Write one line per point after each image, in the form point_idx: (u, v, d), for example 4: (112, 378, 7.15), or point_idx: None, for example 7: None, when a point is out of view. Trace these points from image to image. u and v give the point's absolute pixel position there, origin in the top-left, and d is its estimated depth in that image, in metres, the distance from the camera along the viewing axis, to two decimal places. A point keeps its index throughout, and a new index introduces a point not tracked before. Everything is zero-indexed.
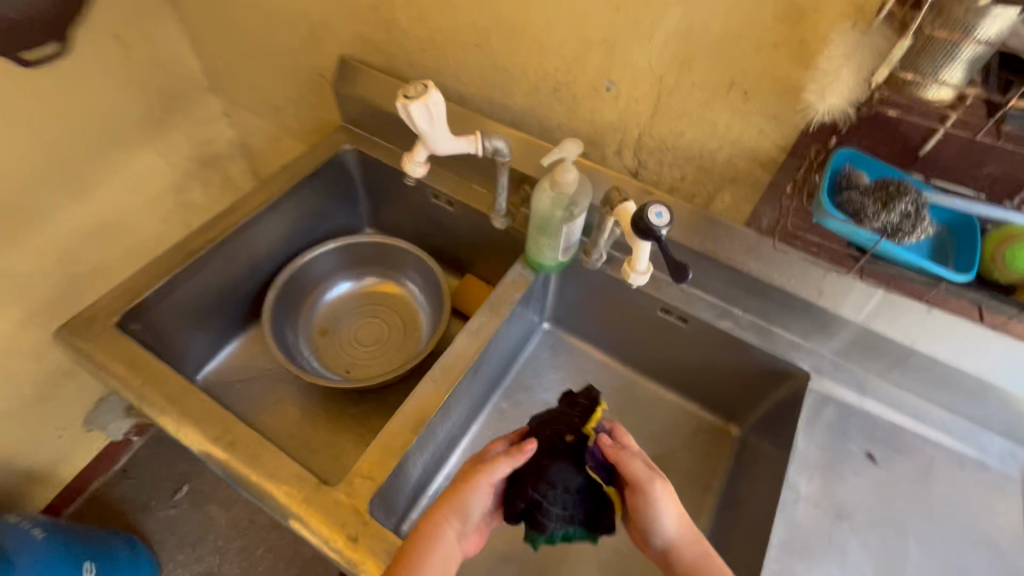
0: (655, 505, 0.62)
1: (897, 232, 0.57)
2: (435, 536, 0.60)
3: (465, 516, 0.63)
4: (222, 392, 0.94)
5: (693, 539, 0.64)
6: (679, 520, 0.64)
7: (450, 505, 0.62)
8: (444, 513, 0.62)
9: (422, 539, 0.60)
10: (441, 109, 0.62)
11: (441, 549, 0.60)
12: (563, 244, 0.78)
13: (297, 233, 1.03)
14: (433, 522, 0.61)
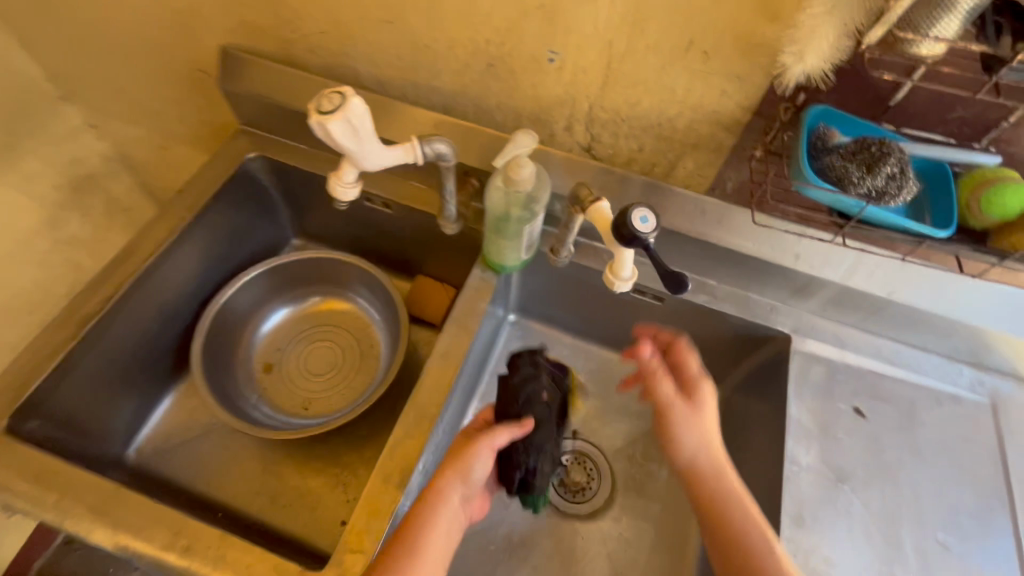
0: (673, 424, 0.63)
1: (884, 194, 0.53)
2: (440, 504, 0.57)
3: (469, 479, 0.58)
4: (162, 461, 0.82)
5: (717, 474, 0.60)
6: (703, 451, 0.61)
7: (455, 471, 0.58)
8: (448, 481, 0.58)
9: (425, 508, 0.56)
10: (366, 121, 0.51)
11: (444, 519, 0.57)
12: (524, 244, 0.71)
13: (212, 264, 0.88)
14: (436, 490, 0.57)
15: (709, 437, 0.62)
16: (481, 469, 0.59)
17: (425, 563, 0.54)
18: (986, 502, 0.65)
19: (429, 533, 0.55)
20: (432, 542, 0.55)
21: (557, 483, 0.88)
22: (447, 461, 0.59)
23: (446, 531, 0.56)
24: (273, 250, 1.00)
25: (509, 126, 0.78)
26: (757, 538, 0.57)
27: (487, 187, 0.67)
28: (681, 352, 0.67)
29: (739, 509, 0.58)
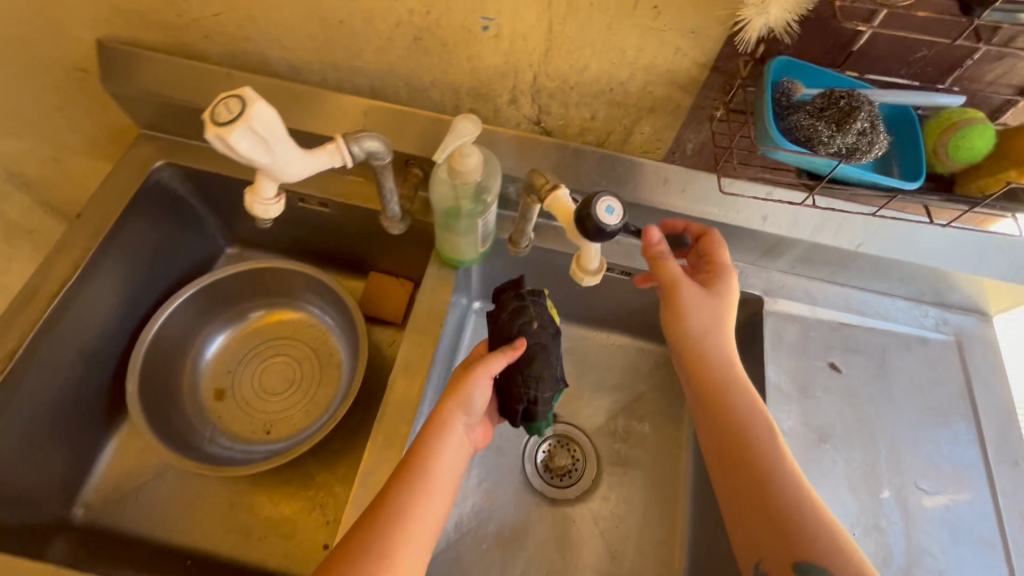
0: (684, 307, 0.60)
1: (855, 151, 0.51)
2: (444, 431, 0.57)
3: (470, 408, 0.59)
4: (116, 513, 0.75)
5: (725, 361, 0.59)
6: (711, 338, 0.60)
7: (456, 400, 0.58)
8: (450, 409, 0.58)
9: (429, 435, 0.57)
10: (274, 128, 0.42)
11: (450, 446, 0.57)
12: (480, 236, 0.65)
13: (135, 291, 0.79)
14: (438, 419, 0.58)
15: (721, 324, 0.60)
16: (481, 397, 0.59)
17: (431, 490, 0.54)
18: (960, 440, 0.67)
19: (435, 460, 0.55)
20: (438, 468, 0.55)
21: (543, 469, 0.86)
22: (449, 391, 0.59)
23: (451, 459, 0.57)
24: (204, 264, 0.90)
25: (448, 104, 0.70)
26: (759, 421, 0.56)
27: (432, 180, 0.61)
28: (709, 240, 0.64)
29: (741, 395, 0.57)
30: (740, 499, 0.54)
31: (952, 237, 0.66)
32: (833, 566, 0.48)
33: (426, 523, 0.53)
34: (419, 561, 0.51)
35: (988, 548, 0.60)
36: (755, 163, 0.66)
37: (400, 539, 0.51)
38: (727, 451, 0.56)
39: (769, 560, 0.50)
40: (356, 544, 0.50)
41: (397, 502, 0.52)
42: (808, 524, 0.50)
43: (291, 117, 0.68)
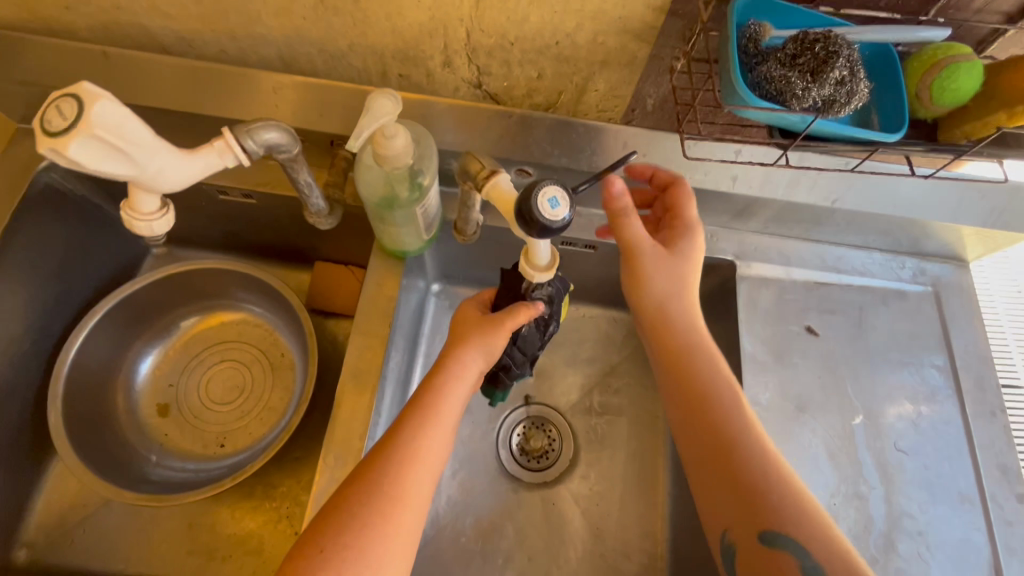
0: (646, 273, 0.56)
1: (833, 104, 0.46)
2: (462, 373, 0.54)
3: (489, 350, 0.56)
4: (63, 549, 0.70)
5: (689, 328, 0.56)
6: (676, 305, 0.56)
7: (475, 343, 0.55)
8: (469, 352, 0.55)
9: (446, 376, 0.54)
10: (130, 128, 0.36)
11: (465, 389, 0.54)
12: (423, 225, 0.58)
13: (45, 311, 0.70)
14: (456, 359, 0.55)
15: (685, 292, 0.56)
16: (502, 340, 0.56)
17: (440, 432, 0.51)
18: (938, 395, 0.65)
19: (448, 404, 0.53)
20: (451, 411, 0.53)
21: (519, 453, 0.82)
22: (468, 335, 0.56)
23: (462, 402, 0.54)
24: (127, 269, 0.81)
25: (372, 71, 0.61)
26: (723, 389, 0.53)
27: (357, 167, 0.54)
28: (675, 191, 0.58)
29: (707, 359, 0.55)
30: (708, 472, 0.51)
31: (922, 185, 0.63)
32: (799, 532, 0.45)
33: (435, 465, 0.50)
34: (428, 501, 0.49)
35: (967, 504, 0.60)
36: (720, 119, 0.60)
37: (410, 481, 0.48)
38: (690, 421, 0.53)
39: (736, 530, 0.47)
40: (366, 485, 0.47)
41: (410, 443, 0.49)
42: (777, 493, 0.47)
43: (191, 103, 0.59)
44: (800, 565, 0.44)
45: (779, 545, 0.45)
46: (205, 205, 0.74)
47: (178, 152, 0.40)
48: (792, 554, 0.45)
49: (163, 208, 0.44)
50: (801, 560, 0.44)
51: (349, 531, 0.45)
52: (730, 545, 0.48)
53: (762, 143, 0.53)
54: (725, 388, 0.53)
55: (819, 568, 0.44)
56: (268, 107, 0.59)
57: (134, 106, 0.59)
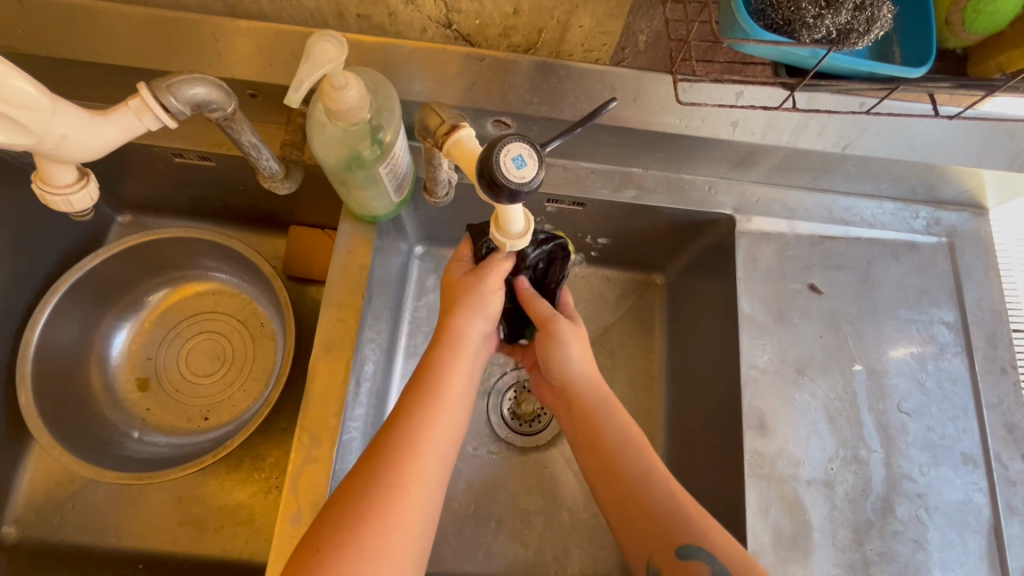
0: (556, 342, 0.57)
1: (849, 33, 0.39)
2: (460, 341, 0.52)
3: (486, 312, 0.54)
4: (53, 525, 0.69)
5: (597, 387, 0.56)
6: (581, 372, 0.57)
7: (471, 308, 0.54)
8: (463, 320, 0.53)
9: (444, 347, 0.52)
10: (26, 93, 0.33)
11: (466, 358, 0.52)
12: (392, 187, 0.53)
13: (2, 287, 0.66)
14: (450, 329, 0.53)
15: (587, 351, 0.58)
16: (495, 300, 0.55)
17: (444, 409, 0.48)
18: (947, 353, 0.61)
19: (447, 375, 0.50)
20: (453, 385, 0.50)
21: (510, 417, 0.76)
22: (458, 300, 0.54)
23: (465, 374, 0.51)
24: (92, 239, 0.76)
25: (325, 12, 0.53)
26: (627, 434, 0.54)
27: (311, 126, 0.48)
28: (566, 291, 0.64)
29: (613, 414, 0.55)
30: (623, 519, 0.51)
31: (942, 127, 0.58)
32: (709, 544, 0.46)
33: (440, 444, 0.47)
34: (436, 486, 0.46)
35: (969, 465, 0.57)
36: (720, 57, 0.53)
37: (413, 465, 0.45)
38: (600, 474, 0.53)
39: (658, 557, 0.48)
40: (368, 473, 0.43)
41: (411, 423, 0.46)
42: (684, 514, 0.49)
43: (125, 56, 0.53)
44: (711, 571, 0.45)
45: (693, 557, 0.46)
46: (162, 169, 0.68)
47: (90, 117, 0.37)
48: (704, 565, 0.46)
49: (80, 179, 0.42)
50: (712, 566, 0.45)
51: (353, 521, 0.41)
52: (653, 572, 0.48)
53: (766, 83, 0.46)
54: (627, 428, 0.54)
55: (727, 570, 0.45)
56: (210, 58, 0.53)
57: (63, 61, 0.53)
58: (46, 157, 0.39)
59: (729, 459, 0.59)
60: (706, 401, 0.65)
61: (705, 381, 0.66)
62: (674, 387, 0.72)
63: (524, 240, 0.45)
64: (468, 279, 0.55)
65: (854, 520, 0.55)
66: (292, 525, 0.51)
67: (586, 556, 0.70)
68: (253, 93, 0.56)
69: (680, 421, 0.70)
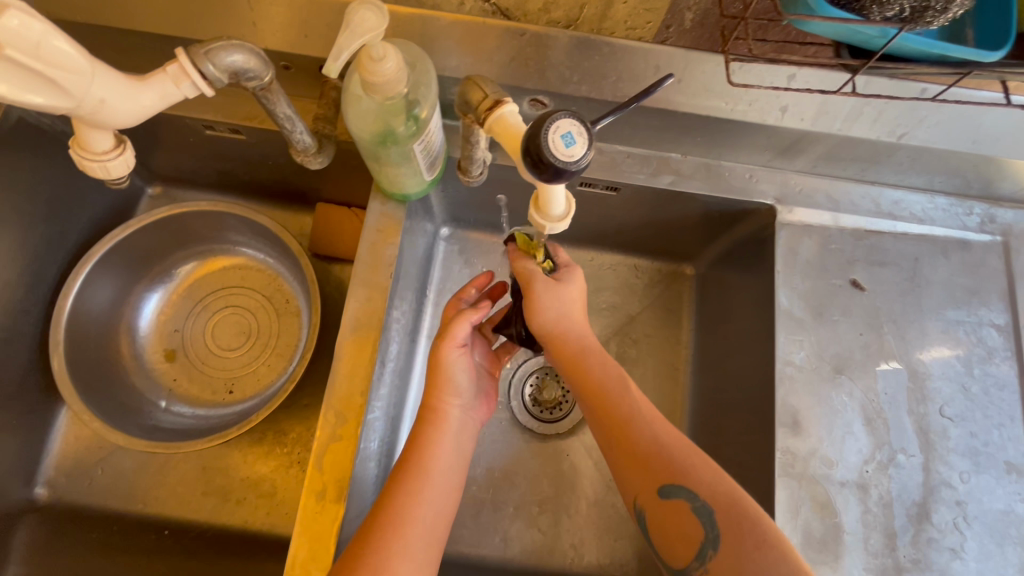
0: (534, 304, 0.55)
1: (925, 11, 0.35)
2: (441, 420, 0.54)
3: (459, 388, 0.56)
4: (81, 490, 0.70)
5: (581, 333, 0.55)
6: (566, 321, 0.55)
7: (442, 388, 0.55)
8: (441, 399, 0.55)
9: (426, 427, 0.54)
10: (63, 55, 0.32)
11: (446, 438, 0.54)
12: (425, 165, 0.52)
13: (37, 254, 0.67)
14: (431, 410, 0.55)
15: (572, 304, 0.55)
16: (462, 374, 0.57)
17: (430, 483, 0.50)
18: (995, 357, 0.58)
19: (428, 452, 0.52)
20: (435, 460, 0.52)
21: (531, 404, 0.75)
22: (429, 381, 0.56)
23: (447, 450, 0.53)
24: (122, 209, 0.77)
25: None
26: (613, 377, 0.53)
27: (346, 98, 0.47)
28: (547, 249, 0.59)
29: (596, 357, 0.54)
30: (611, 459, 0.51)
31: (1007, 117, 0.54)
32: (692, 482, 0.46)
33: (426, 521, 0.48)
34: (424, 564, 0.47)
35: (1013, 475, 0.55)
36: (772, 37, 0.50)
37: (398, 542, 0.46)
38: (591, 417, 0.53)
39: (642, 497, 0.49)
40: (355, 559, 0.44)
41: (398, 502, 0.48)
42: (669, 455, 0.48)
43: (160, 24, 0.52)
44: (693, 508, 0.46)
45: (676, 495, 0.47)
46: (192, 141, 0.68)
47: (127, 81, 0.37)
48: (687, 502, 0.46)
49: (117, 145, 0.41)
50: (693, 503, 0.46)
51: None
52: (641, 512, 0.49)
53: (825, 64, 0.44)
54: (613, 371, 0.54)
55: (708, 507, 0.45)
56: (245, 26, 0.52)
57: (100, 28, 0.53)
58: (84, 123, 0.38)
59: (759, 457, 0.57)
60: (735, 396, 0.64)
61: (735, 377, 0.64)
62: (701, 380, 0.71)
63: (564, 221, 0.44)
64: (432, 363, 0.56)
65: (887, 525, 0.53)
66: (317, 501, 0.51)
67: (604, 547, 0.69)
68: (286, 65, 0.55)
69: (707, 415, 0.68)
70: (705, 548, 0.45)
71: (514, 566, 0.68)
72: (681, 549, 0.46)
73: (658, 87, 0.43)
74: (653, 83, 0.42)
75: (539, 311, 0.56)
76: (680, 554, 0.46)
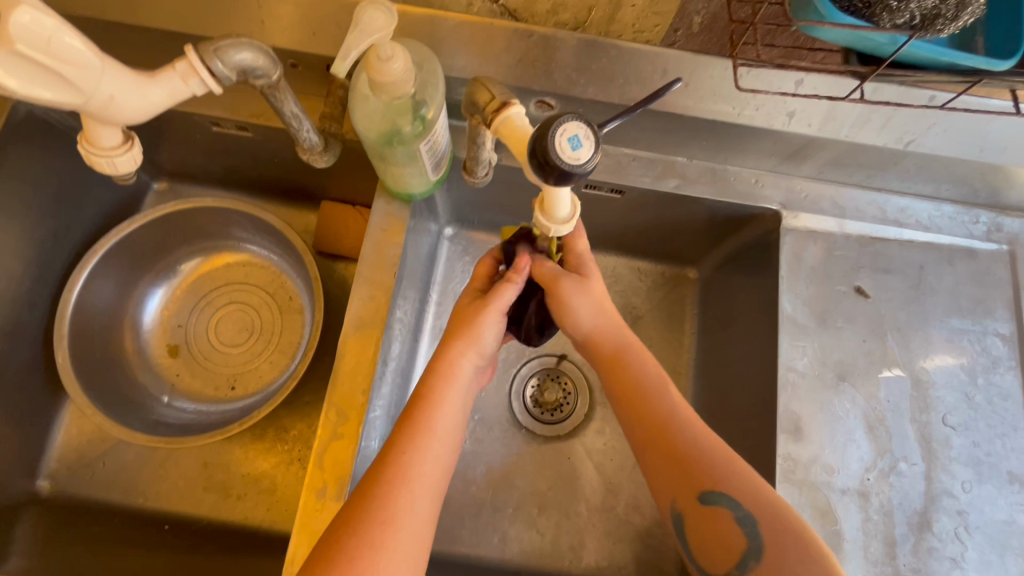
0: (563, 300, 0.55)
1: (936, 18, 0.35)
2: (451, 374, 0.51)
3: (481, 347, 0.53)
4: (83, 482, 0.71)
5: (617, 329, 0.56)
6: (598, 316, 0.56)
7: (467, 342, 0.53)
8: (459, 353, 0.52)
9: (437, 381, 0.51)
10: (75, 51, 0.33)
11: (456, 392, 0.51)
12: (430, 165, 0.52)
13: (44, 248, 0.68)
14: (446, 360, 0.52)
15: (604, 300, 0.56)
16: (491, 334, 0.54)
17: (434, 442, 0.48)
18: (999, 366, 0.58)
19: (438, 410, 0.49)
20: (443, 420, 0.49)
21: (532, 405, 0.75)
22: (454, 331, 0.53)
23: (456, 405, 0.51)
24: (128, 204, 0.77)
25: None
26: (651, 377, 0.53)
27: (353, 97, 0.47)
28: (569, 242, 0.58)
29: (633, 356, 0.55)
30: (651, 462, 0.52)
31: (1014, 126, 0.54)
32: (732, 491, 0.47)
33: (429, 477, 0.47)
34: (428, 518, 0.46)
35: (1015, 485, 0.55)
36: (781, 41, 0.50)
37: (403, 498, 0.45)
38: (628, 418, 0.53)
39: (683, 501, 0.49)
40: (356, 515, 0.43)
41: (403, 459, 0.46)
42: (711, 460, 0.48)
43: (170, 22, 0.52)
44: (734, 517, 0.46)
45: (718, 503, 0.47)
46: (199, 137, 0.68)
47: (135, 77, 0.37)
48: (727, 509, 0.47)
49: (125, 140, 0.42)
50: (735, 513, 0.46)
51: (342, 561, 0.41)
52: (678, 516, 0.50)
53: (834, 71, 0.44)
54: (651, 371, 0.54)
55: (751, 518, 0.45)
56: (253, 24, 0.52)
57: (110, 24, 0.53)
58: (93, 118, 0.39)
59: (761, 464, 0.57)
60: (738, 400, 0.64)
61: (737, 382, 0.64)
62: (702, 385, 0.71)
63: (571, 222, 0.44)
64: (467, 317, 0.54)
65: (887, 533, 0.53)
66: (317, 499, 0.51)
67: (602, 550, 0.69)
68: (294, 63, 0.55)
69: (708, 419, 0.68)
70: (745, 558, 0.45)
71: (512, 567, 0.68)
72: (722, 554, 0.47)
73: (665, 92, 0.44)
74: (660, 88, 0.42)
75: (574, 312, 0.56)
76: (719, 560, 0.47)
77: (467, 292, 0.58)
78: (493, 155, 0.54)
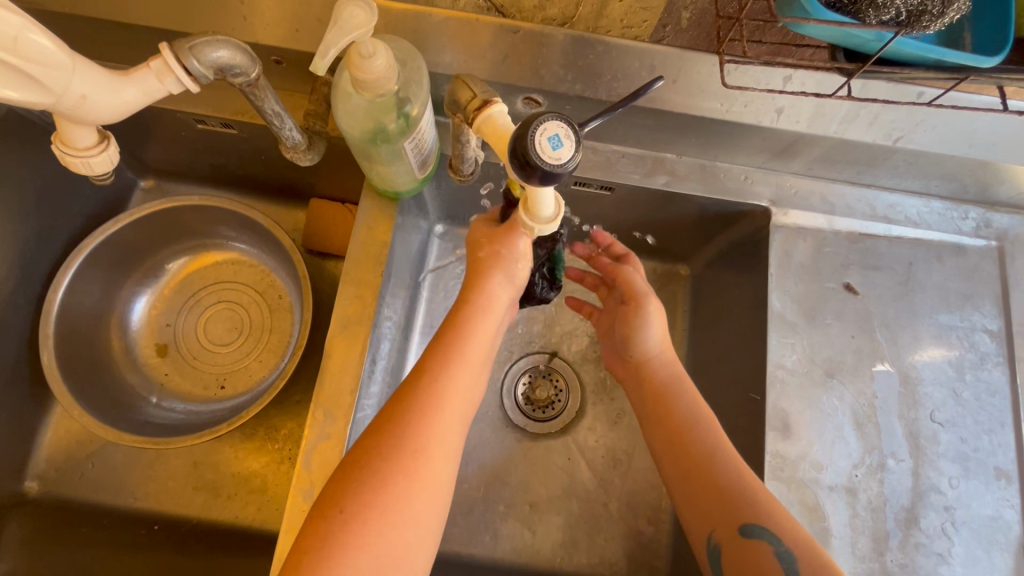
0: (641, 321, 0.61)
1: (921, 15, 0.35)
2: (487, 305, 0.51)
3: (514, 276, 0.52)
4: (71, 483, 0.70)
5: (672, 368, 0.60)
6: (657, 358, 0.61)
7: (502, 270, 0.51)
8: (495, 283, 0.51)
9: (471, 311, 0.50)
10: (46, 50, 0.32)
11: (491, 322, 0.51)
12: (416, 163, 0.51)
13: (28, 248, 0.67)
14: (481, 290, 0.51)
15: (665, 337, 0.62)
16: (525, 266, 0.52)
17: (465, 370, 0.48)
18: (987, 362, 0.58)
19: (471, 337, 0.49)
20: (476, 348, 0.49)
21: (523, 402, 0.75)
22: (490, 261, 0.52)
23: (485, 337, 0.51)
24: (115, 203, 0.76)
25: None
26: (697, 412, 0.56)
27: (335, 94, 0.47)
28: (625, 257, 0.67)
29: (682, 390, 0.58)
30: (687, 492, 0.53)
31: (1002, 121, 0.54)
32: (774, 525, 0.47)
33: (459, 409, 0.47)
34: (455, 450, 0.46)
35: (1002, 480, 0.55)
36: (770, 37, 0.51)
37: (435, 430, 0.44)
38: (670, 449, 0.55)
39: (721, 531, 0.50)
40: (387, 440, 0.43)
41: (435, 387, 0.46)
42: (748, 493, 0.49)
43: (149, 18, 0.51)
44: (774, 552, 0.46)
45: (757, 536, 0.47)
46: (184, 134, 0.67)
47: (109, 77, 0.37)
48: (767, 543, 0.47)
49: (99, 142, 0.41)
50: (775, 547, 0.46)
51: (373, 485, 0.41)
52: (715, 546, 0.50)
53: (820, 68, 0.44)
54: (700, 407, 0.56)
55: (791, 552, 0.46)
56: (235, 20, 0.51)
57: (88, 19, 0.52)
58: (64, 118, 0.38)
59: (749, 461, 0.57)
60: (728, 397, 0.63)
61: (727, 378, 0.64)
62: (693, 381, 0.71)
63: (556, 218, 0.44)
64: (500, 239, 0.52)
65: (875, 529, 0.53)
66: (303, 500, 0.51)
67: (593, 547, 0.69)
68: (277, 60, 0.55)
69: None
70: None
71: (503, 564, 0.68)
72: None
73: (649, 87, 0.44)
74: (639, 89, 0.43)
75: (642, 339, 0.61)
76: None
77: (481, 220, 0.55)
78: (479, 153, 0.54)
